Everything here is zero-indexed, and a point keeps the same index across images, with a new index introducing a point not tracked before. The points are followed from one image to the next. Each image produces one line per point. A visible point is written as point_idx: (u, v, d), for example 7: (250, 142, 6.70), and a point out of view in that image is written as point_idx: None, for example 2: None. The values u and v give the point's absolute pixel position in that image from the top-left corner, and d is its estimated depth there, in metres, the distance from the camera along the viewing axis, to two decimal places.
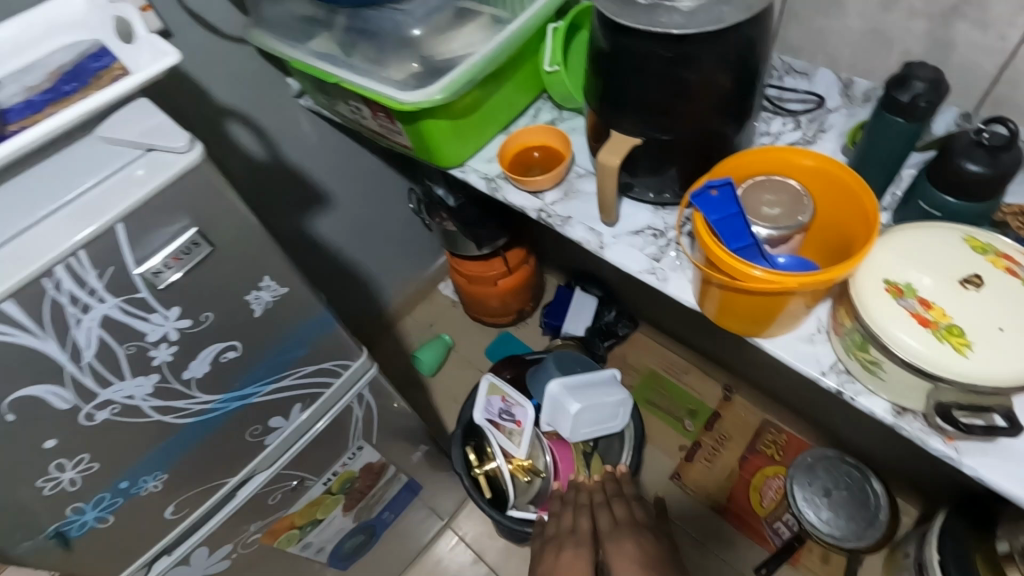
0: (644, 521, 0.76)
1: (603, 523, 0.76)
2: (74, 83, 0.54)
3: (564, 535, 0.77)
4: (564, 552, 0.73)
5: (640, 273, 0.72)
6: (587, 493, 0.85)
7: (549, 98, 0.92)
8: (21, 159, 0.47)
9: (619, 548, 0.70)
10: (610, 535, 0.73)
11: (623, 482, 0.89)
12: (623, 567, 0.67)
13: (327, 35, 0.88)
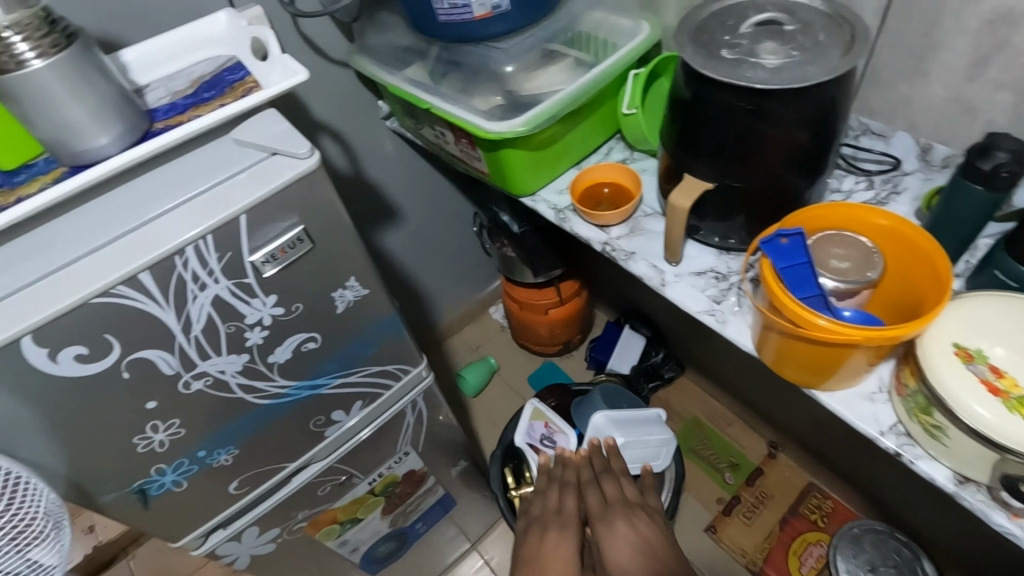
0: (634, 499, 0.83)
1: (594, 506, 0.82)
2: (213, 91, 0.62)
3: (550, 516, 0.84)
4: (550, 535, 0.80)
5: (699, 313, 0.74)
6: (576, 470, 0.90)
7: (622, 138, 0.96)
8: (167, 150, 0.54)
9: (609, 536, 0.76)
10: (602, 516, 0.80)
11: (612, 454, 0.92)
12: (617, 547, 0.74)
13: (420, 63, 0.95)
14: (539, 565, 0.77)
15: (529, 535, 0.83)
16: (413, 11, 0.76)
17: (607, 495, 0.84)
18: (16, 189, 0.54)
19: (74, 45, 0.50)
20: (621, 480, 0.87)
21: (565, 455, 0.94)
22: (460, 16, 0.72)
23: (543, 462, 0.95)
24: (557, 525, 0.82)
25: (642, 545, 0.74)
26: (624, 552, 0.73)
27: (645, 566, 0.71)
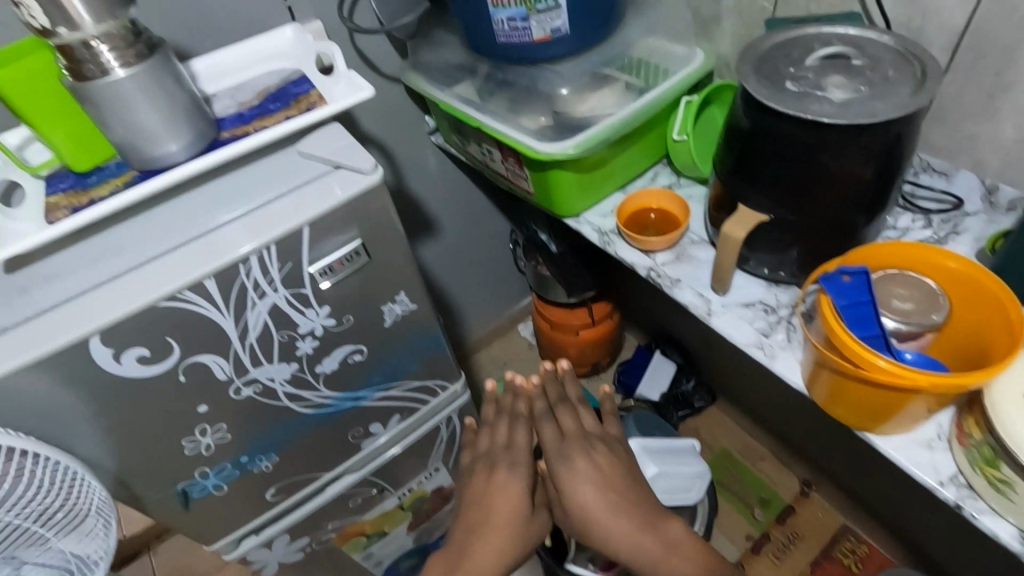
0: (593, 427, 0.77)
1: (548, 439, 0.75)
2: (279, 103, 0.63)
3: (498, 452, 0.77)
4: (499, 473, 0.74)
5: (747, 346, 0.72)
6: (527, 400, 0.79)
7: (669, 164, 0.96)
8: (235, 158, 0.55)
9: (567, 477, 0.72)
10: (559, 453, 0.74)
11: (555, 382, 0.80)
12: (579, 489, 0.71)
13: (470, 81, 0.95)
14: (487, 512, 0.72)
15: (476, 468, 0.77)
16: (472, 32, 0.77)
17: (563, 427, 0.77)
18: (89, 191, 0.56)
19: (155, 56, 0.52)
20: (578, 410, 0.79)
21: (516, 382, 0.80)
22: (521, 37, 0.73)
23: (489, 392, 0.81)
24: (513, 462, 0.75)
25: (607, 481, 0.72)
26: (588, 494, 0.70)
27: (609, 501, 0.70)
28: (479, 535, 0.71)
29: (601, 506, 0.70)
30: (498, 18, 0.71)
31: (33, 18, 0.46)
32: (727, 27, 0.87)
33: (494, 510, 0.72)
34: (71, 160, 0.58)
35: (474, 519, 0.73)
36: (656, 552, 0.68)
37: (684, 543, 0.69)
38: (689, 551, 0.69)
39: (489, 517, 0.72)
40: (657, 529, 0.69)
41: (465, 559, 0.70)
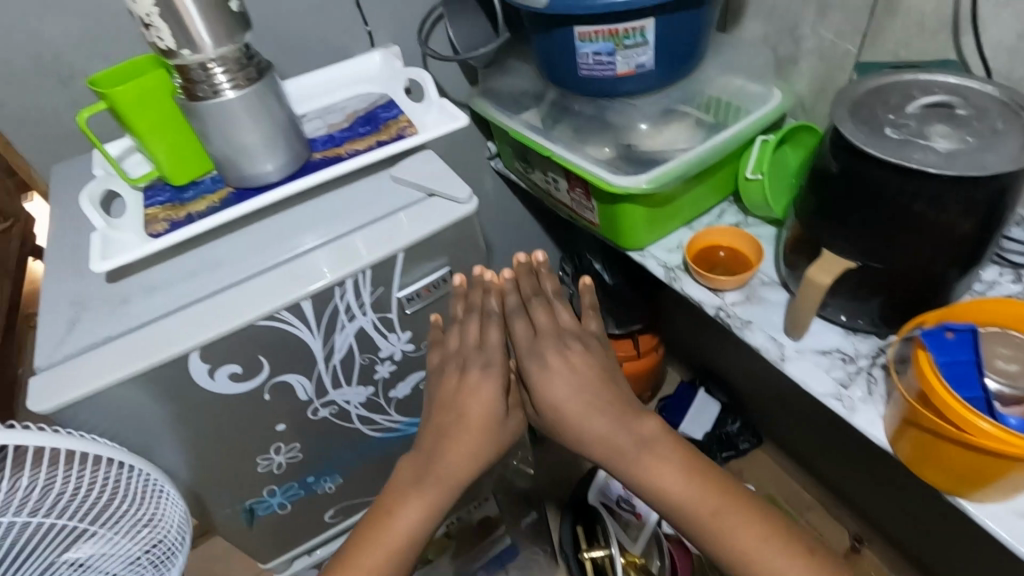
0: (572, 326, 0.62)
1: (518, 337, 0.60)
2: (368, 127, 0.64)
3: (470, 351, 0.59)
4: (471, 373, 0.57)
5: (825, 396, 0.69)
6: (498, 296, 0.62)
7: (736, 202, 0.94)
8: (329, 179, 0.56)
9: (537, 375, 0.59)
10: (531, 352, 0.59)
11: (544, 275, 0.63)
12: (556, 388, 0.58)
13: (537, 108, 0.95)
14: (456, 419, 0.56)
15: (445, 370, 0.59)
16: (551, 64, 0.77)
17: (536, 326, 0.61)
18: (187, 205, 0.57)
19: (265, 78, 0.54)
20: (554, 304, 0.62)
21: (487, 279, 0.61)
22: (604, 71, 0.73)
23: (457, 287, 0.61)
24: (489, 362, 0.58)
25: (583, 379, 0.58)
26: (560, 392, 0.58)
27: (588, 400, 0.58)
28: (449, 442, 0.56)
29: (583, 406, 0.57)
30: (583, 52, 0.72)
31: (159, 40, 0.48)
32: (805, 68, 0.87)
33: (466, 415, 0.56)
34: (171, 174, 0.59)
35: (447, 425, 0.56)
36: (628, 450, 0.56)
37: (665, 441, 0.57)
38: (668, 448, 0.56)
39: (458, 422, 0.56)
40: (628, 424, 0.57)
41: (425, 469, 0.56)
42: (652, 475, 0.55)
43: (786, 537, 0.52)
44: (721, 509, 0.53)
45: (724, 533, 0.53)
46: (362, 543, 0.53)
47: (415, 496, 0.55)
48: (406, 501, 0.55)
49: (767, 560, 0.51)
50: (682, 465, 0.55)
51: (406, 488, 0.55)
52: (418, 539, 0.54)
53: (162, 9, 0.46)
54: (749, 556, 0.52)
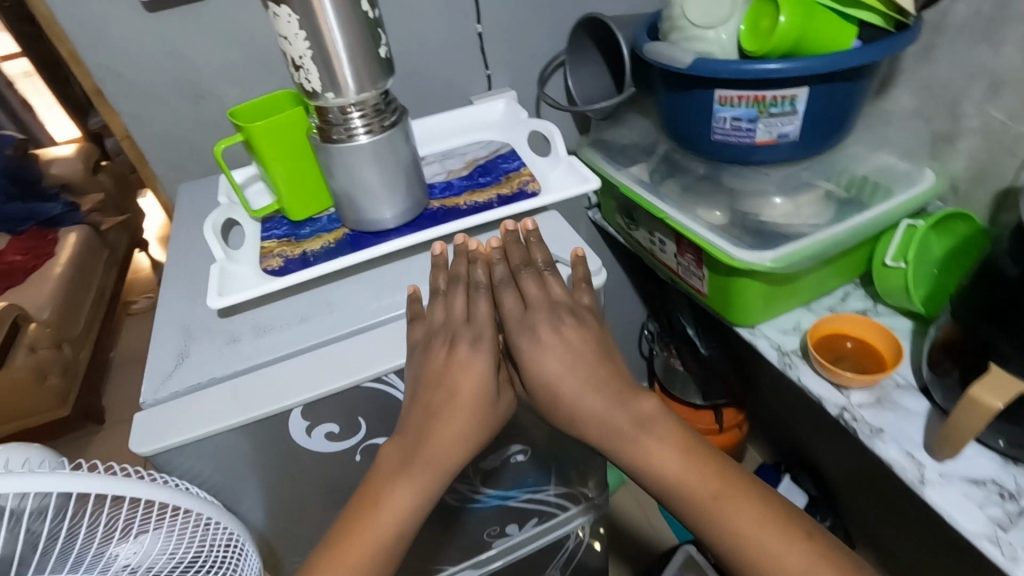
0: (564, 295, 0.52)
1: (507, 310, 0.51)
2: (488, 178, 0.62)
3: (459, 324, 0.49)
4: (461, 348, 0.48)
5: (977, 537, 0.58)
6: (485, 266, 0.53)
7: (863, 285, 0.85)
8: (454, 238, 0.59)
9: (526, 349, 0.51)
10: (523, 326, 0.51)
11: (533, 243, 0.54)
12: (551, 367, 0.50)
13: (647, 162, 0.90)
14: (441, 399, 0.46)
15: (427, 346, 0.48)
16: (681, 124, 0.72)
17: (528, 298, 0.52)
18: (303, 242, 0.56)
19: (399, 125, 0.52)
20: (545, 274, 0.53)
21: (471, 249, 0.54)
22: (740, 138, 0.67)
23: (438, 255, 0.53)
24: (480, 337, 0.49)
25: (579, 357, 0.51)
26: (555, 368, 0.50)
27: (585, 376, 0.50)
28: (437, 426, 0.46)
29: (578, 384, 0.50)
30: (721, 116, 0.67)
31: (307, 82, 0.47)
32: (964, 149, 0.77)
33: (455, 395, 0.47)
34: (290, 209, 0.58)
35: (431, 404, 0.46)
36: (624, 430, 0.49)
37: (664, 422, 0.49)
38: (669, 430, 0.49)
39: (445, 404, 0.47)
40: (623, 404, 0.49)
41: (404, 453, 0.46)
42: (651, 459, 0.48)
43: (802, 531, 0.45)
44: (728, 498, 0.46)
45: (725, 520, 0.45)
46: (336, 539, 0.43)
47: (399, 486, 0.45)
48: (383, 491, 0.45)
49: (786, 560, 0.43)
50: (682, 447, 0.48)
51: (385, 475, 0.45)
52: (400, 539, 0.44)
53: (314, 52, 0.45)
54: (771, 554, 0.44)
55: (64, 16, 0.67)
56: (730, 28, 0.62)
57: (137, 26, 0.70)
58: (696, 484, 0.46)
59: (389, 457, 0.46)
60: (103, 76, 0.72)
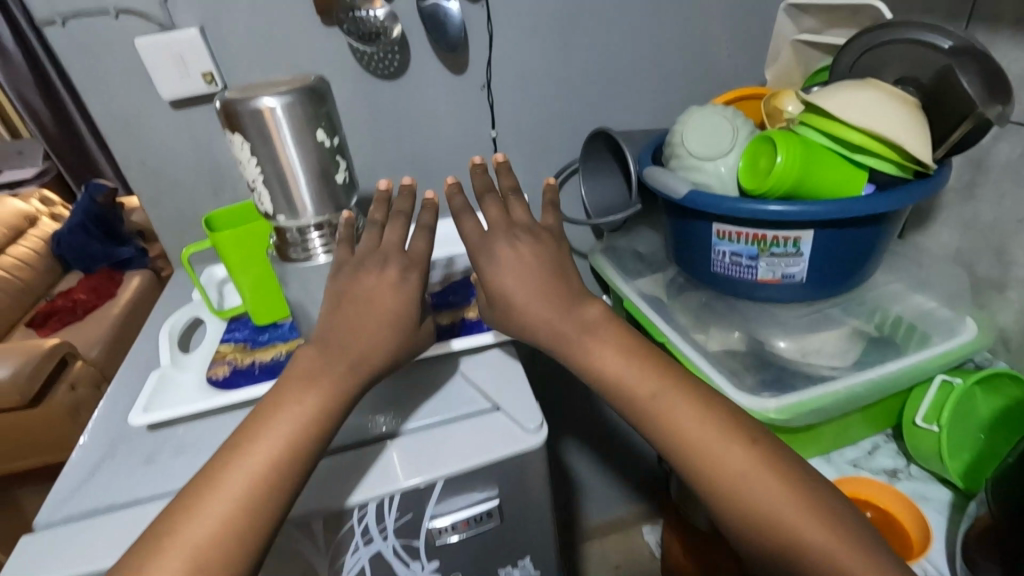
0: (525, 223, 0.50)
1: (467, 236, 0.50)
2: (458, 296, 0.63)
3: (391, 252, 0.46)
4: (390, 271, 0.45)
5: None
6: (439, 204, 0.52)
7: (894, 439, 0.75)
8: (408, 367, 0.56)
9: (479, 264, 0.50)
10: (480, 248, 0.49)
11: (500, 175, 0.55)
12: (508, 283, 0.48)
13: (656, 276, 0.84)
14: (365, 310, 0.44)
15: (358, 266, 0.46)
16: (682, 251, 0.68)
17: (487, 219, 0.51)
18: (256, 351, 0.55)
19: None
20: (508, 200, 0.53)
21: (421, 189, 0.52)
22: (741, 273, 0.62)
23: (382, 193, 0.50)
24: (410, 266, 0.46)
25: (531, 272, 0.48)
26: (506, 280, 0.48)
27: (535, 288, 0.48)
28: (365, 333, 0.44)
29: (532, 302, 0.48)
30: (719, 249, 0.62)
31: (262, 203, 0.47)
32: (1014, 299, 0.69)
33: (377, 310, 0.45)
34: (254, 313, 0.57)
35: (353, 312, 0.45)
36: (569, 335, 0.47)
37: (608, 326, 0.48)
38: (615, 333, 0.47)
39: (368, 308, 0.44)
40: (566, 310, 0.48)
41: (325, 352, 0.44)
42: (595, 361, 0.46)
43: (749, 436, 0.43)
44: (671, 402, 0.44)
45: (669, 417, 0.43)
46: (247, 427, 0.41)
47: (312, 387, 0.42)
48: (307, 386, 0.42)
49: (728, 459, 0.41)
50: (628, 350, 0.46)
51: (304, 374, 0.43)
52: (314, 436, 0.41)
53: (266, 177, 0.45)
54: (719, 456, 0.41)
55: (97, 111, 0.72)
56: (730, 161, 0.59)
57: (163, 121, 0.74)
58: (640, 385, 0.45)
59: (307, 357, 0.44)
60: (127, 163, 0.76)
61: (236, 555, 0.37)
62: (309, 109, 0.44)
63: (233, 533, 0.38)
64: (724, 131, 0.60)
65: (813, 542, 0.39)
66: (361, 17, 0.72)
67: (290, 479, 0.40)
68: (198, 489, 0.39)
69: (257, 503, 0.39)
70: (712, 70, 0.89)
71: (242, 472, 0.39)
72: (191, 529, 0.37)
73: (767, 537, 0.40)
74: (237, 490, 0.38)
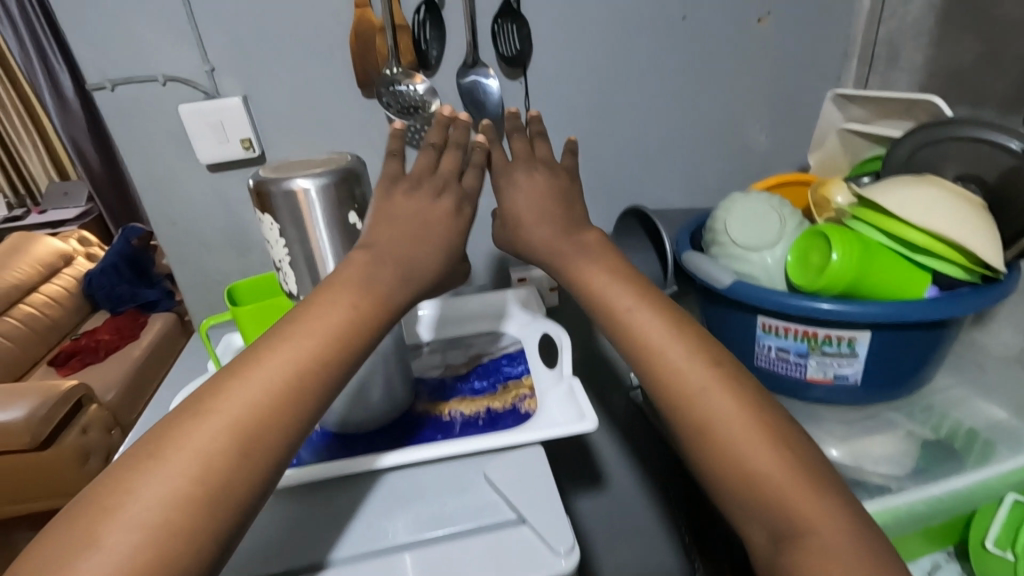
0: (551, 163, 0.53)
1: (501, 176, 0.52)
2: (484, 382, 0.57)
3: (446, 180, 0.46)
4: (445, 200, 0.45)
5: None
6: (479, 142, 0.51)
7: (959, 558, 0.67)
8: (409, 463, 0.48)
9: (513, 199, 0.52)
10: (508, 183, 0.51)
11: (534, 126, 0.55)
12: (538, 214, 0.50)
13: None
14: (414, 234, 0.43)
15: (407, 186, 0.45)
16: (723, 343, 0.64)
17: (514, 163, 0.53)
18: None
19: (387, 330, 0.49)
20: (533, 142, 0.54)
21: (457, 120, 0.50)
22: (788, 370, 0.57)
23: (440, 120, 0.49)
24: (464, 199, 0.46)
25: (550, 203, 0.50)
26: (527, 213, 0.50)
27: (556, 218, 0.49)
28: (419, 250, 0.42)
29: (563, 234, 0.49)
30: (764, 342, 0.57)
31: (286, 282, 0.46)
32: None
33: (420, 236, 0.43)
34: None
35: (400, 231, 0.43)
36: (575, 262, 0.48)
37: (601, 252, 0.48)
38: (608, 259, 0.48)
39: (417, 223, 0.43)
40: (567, 235, 0.49)
41: (379, 263, 0.41)
42: (588, 282, 0.46)
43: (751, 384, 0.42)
44: (639, 318, 0.44)
45: (641, 336, 0.43)
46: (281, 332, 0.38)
47: (350, 297, 0.39)
48: (359, 291, 0.40)
49: (687, 377, 0.41)
50: (625, 275, 0.46)
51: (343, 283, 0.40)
52: (358, 340, 0.39)
53: (293, 258, 0.44)
54: (679, 369, 0.41)
55: (134, 169, 0.73)
56: (777, 252, 0.56)
57: (198, 183, 0.74)
58: (642, 311, 0.44)
59: (355, 264, 0.41)
60: (159, 221, 0.76)
61: (270, 443, 0.35)
62: (344, 191, 0.42)
63: (268, 419, 0.35)
64: (771, 220, 0.57)
65: (766, 466, 0.37)
66: (401, 91, 0.71)
67: (331, 378, 0.38)
68: (240, 369, 0.37)
69: (277, 411, 0.35)
70: (749, 152, 0.88)
71: (266, 379, 0.36)
72: (231, 406, 0.35)
73: (716, 457, 0.39)
74: (272, 385, 0.36)
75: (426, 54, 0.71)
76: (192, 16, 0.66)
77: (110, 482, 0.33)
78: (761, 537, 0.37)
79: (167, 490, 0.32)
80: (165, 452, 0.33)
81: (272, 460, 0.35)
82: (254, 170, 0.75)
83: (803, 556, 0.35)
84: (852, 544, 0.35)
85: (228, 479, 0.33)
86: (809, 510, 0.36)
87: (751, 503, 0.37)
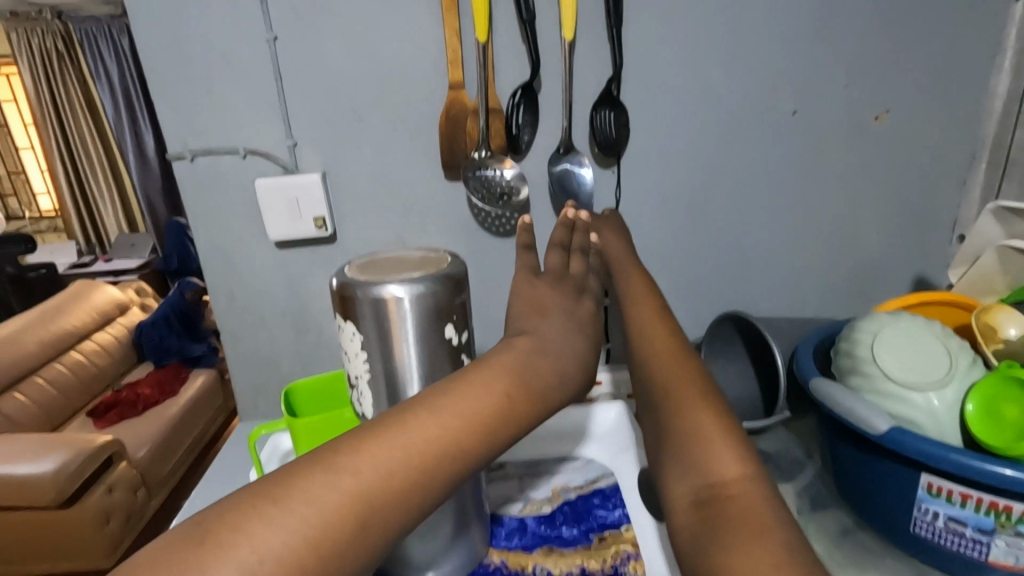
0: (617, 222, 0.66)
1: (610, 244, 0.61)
2: (574, 529, 0.50)
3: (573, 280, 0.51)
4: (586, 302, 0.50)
5: None
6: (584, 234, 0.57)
7: None
8: None
9: (612, 247, 0.60)
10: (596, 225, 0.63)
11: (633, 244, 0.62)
12: (614, 246, 0.61)
13: None
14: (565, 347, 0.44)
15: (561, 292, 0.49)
16: (861, 496, 0.52)
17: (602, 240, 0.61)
18: None
19: None
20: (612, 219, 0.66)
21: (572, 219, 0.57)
22: (961, 547, 0.45)
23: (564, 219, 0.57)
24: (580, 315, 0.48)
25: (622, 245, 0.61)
26: (615, 244, 0.61)
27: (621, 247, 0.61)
28: (566, 350, 0.44)
29: (629, 272, 0.58)
30: (926, 507, 0.46)
31: (360, 402, 0.41)
32: None
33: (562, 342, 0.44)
34: None
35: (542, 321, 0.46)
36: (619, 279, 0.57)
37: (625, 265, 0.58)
38: (635, 275, 0.57)
39: (565, 328, 0.46)
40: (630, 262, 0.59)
41: (538, 354, 0.42)
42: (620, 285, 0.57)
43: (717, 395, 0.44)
44: (643, 321, 0.52)
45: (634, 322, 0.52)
46: (431, 401, 0.37)
47: (505, 385, 0.39)
48: (510, 381, 0.39)
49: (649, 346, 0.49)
50: (644, 287, 0.55)
51: (497, 372, 0.40)
52: (499, 432, 0.38)
53: (373, 375, 0.39)
54: (651, 345, 0.49)
55: (200, 239, 0.69)
56: (946, 395, 0.45)
57: (263, 257, 0.70)
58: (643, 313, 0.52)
59: (515, 351, 0.42)
60: (217, 295, 0.72)
61: (390, 515, 0.33)
62: (441, 304, 0.38)
63: (395, 496, 0.33)
64: (936, 354, 0.47)
65: (703, 431, 0.40)
66: (487, 175, 0.67)
67: (464, 466, 0.36)
68: (382, 430, 0.35)
69: (416, 485, 0.34)
70: (860, 257, 0.79)
71: (411, 447, 0.34)
72: (366, 469, 0.33)
73: (667, 413, 0.43)
74: (417, 459, 0.34)
75: (517, 140, 0.66)
76: (281, 91, 0.64)
77: (234, 515, 0.30)
78: (683, 500, 0.38)
79: (284, 544, 0.29)
80: (289, 501, 0.31)
81: (385, 538, 0.33)
82: (321, 248, 0.70)
83: (719, 516, 0.35)
84: (762, 511, 0.35)
85: (344, 549, 0.31)
86: (726, 469, 0.38)
87: (686, 464, 0.39)
